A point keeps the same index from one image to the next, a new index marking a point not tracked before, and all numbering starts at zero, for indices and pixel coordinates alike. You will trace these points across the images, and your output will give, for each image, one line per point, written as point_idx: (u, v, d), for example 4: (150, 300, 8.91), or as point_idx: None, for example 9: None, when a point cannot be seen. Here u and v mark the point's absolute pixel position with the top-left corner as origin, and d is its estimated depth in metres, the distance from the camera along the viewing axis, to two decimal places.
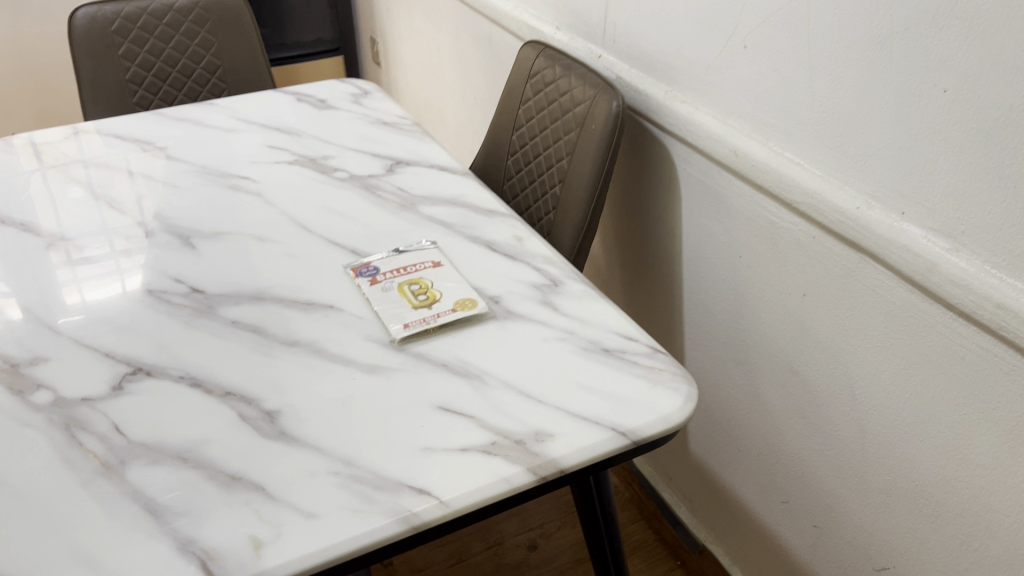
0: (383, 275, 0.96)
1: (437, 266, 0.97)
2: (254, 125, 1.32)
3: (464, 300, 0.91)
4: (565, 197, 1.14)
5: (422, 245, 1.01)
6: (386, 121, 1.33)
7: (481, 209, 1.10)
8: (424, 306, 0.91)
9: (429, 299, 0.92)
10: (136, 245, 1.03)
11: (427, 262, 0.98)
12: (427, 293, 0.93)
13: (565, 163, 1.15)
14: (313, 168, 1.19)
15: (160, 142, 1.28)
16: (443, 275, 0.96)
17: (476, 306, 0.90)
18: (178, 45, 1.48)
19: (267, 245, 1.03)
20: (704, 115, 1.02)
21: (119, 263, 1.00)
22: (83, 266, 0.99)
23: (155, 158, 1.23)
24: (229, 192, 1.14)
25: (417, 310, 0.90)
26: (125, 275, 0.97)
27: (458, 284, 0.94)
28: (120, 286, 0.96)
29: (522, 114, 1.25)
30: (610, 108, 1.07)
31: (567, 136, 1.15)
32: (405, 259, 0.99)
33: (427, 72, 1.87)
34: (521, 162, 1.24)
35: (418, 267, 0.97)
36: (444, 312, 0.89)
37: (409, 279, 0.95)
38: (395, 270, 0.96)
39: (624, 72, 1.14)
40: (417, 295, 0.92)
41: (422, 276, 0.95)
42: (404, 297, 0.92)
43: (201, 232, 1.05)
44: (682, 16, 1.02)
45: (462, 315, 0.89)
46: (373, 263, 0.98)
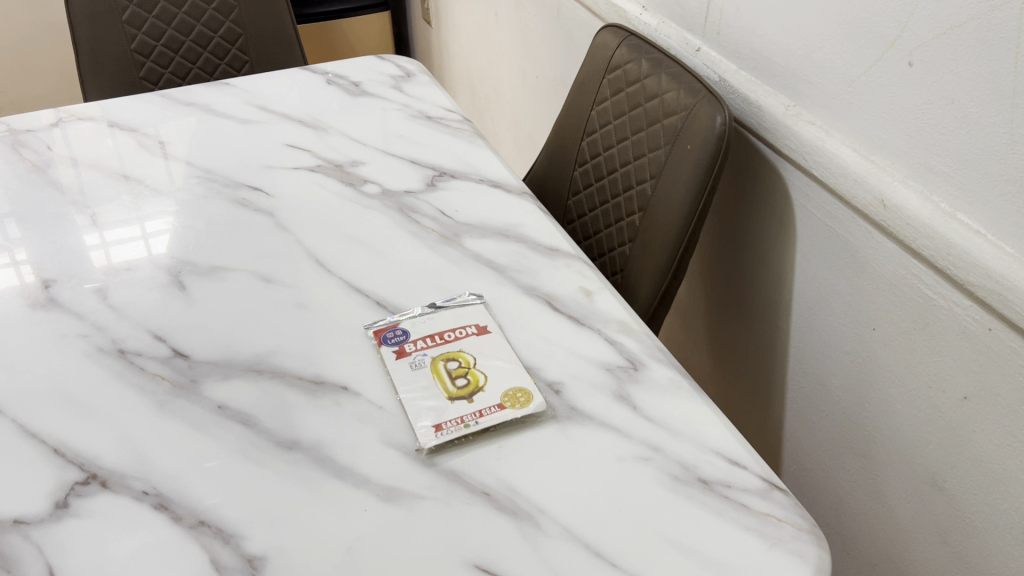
0: (414, 344, 0.75)
1: (482, 334, 0.76)
2: (274, 116, 1.11)
3: (515, 391, 0.70)
4: (646, 229, 0.91)
5: (465, 299, 0.80)
6: (430, 116, 1.10)
7: (542, 246, 0.88)
8: (463, 395, 0.70)
9: (470, 386, 0.71)
10: (163, 207, 0.94)
11: (470, 327, 0.77)
12: (468, 376, 0.72)
13: (648, 187, 0.91)
14: (338, 178, 0.98)
15: (162, 134, 1.08)
16: (491, 348, 0.75)
17: (530, 400, 0.69)
18: (193, 9, 1.27)
19: (272, 289, 0.83)
20: (839, 144, 0.78)
21: (145, 226, 0.91)
22: (108, 229, 0.91)
23: (154, 158, 1.03)
24: (233, 209, 0.94)
25: (453, 400, 0.69)
26: (151, 237, 0.90)
27: (509, 365, 0.73)
28: (145, 250, 0.88)
29: (596, 116, 1.01)
30: (712, 125, 0.83)
31: (652, 153, 0.91)
32: (442, 320, 0.78)
33: (483, 39, 1.63)
34: (591, 176, 1.01)
35: (458, 335, 0.76)
36: (487, 408, 0.68)
37: (446, 353, 0.74)
38: (429, 338, 0.76)
39: (730, 74, 0.90)
40: (455, 378, 0.71)
41: (463, 350, 0.74)
42: (438, 380, 0.71)
43: (195, 267, 0.85)
44: (816, 9, 0.77)
45: (512, 415, 0.68)
46: (402, 325, 0.77)
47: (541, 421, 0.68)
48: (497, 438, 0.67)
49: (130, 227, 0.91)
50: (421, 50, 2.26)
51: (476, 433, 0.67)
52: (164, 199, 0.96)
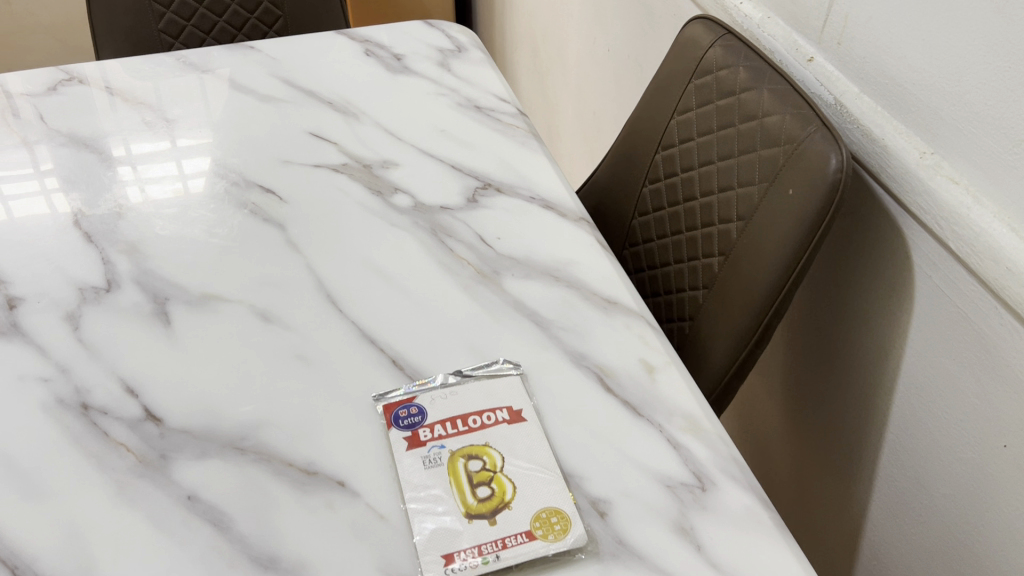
0: (430, 430, 0.61)
1: (514, 422, 0.62)
2: (299, 94, 0.96)
3: (547, 514, 0.56)
4: (726, 279, 0.75)
5: (498, 367, 0.66)
6: (479, 107, 0.95)
7: (597, 296, 0.72)
8: (483, 514, 0.56)
9: (494, 501, 0.57)
10: (200, 140, 0.89)
11: (500, 411, 0.62)
12: (492, 484, 0.58)
13: (733, 230, 0.75)
14: (363, 183, 0.84)
15: (172, 109, 0.94)
16: (523, 444, 0.60)
17: (565, 529, 0.55)
18: None
19: (271, 331, 0.69)
20: (990, 216, 0.60)
21: (180, 163, 0.86)
22: (142, 165, 0.86)
23: (156, 139, 0.89)
24: (239, 216, 0.80)
25: (471, 520, 0.56)
26: (186, 175, 0.85)
27: (544, 472, 0.58)
28: (181, 189, 0.83)
29: (676, 126, 0.84)
30: (824, 170, 0.66)
31: (743, 188, 0.74)
32: (467, 396, 0.63)
33: None
34: (665, 198, 0.85)
35: (486, 422, 0.62)
36: (511, 538, 0.55)
37: (467, 447, 0.60)
38: (449, 424, 0.62)
39: (849, 98, 0.73)
40: (476, 486, 0.58)
41: (490, 444, 0.60)
42: (455, 486, 0.58)
43: (185, 294, 0.72)
44: (980, 42, 0.59)
45: (541, 549, 0.54)
46: (418, 401, 0.63)
47: (578, 557, 0.54)
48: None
49: (165, 163, 0.86)
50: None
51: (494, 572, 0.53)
52: (202, 131, 0.91)
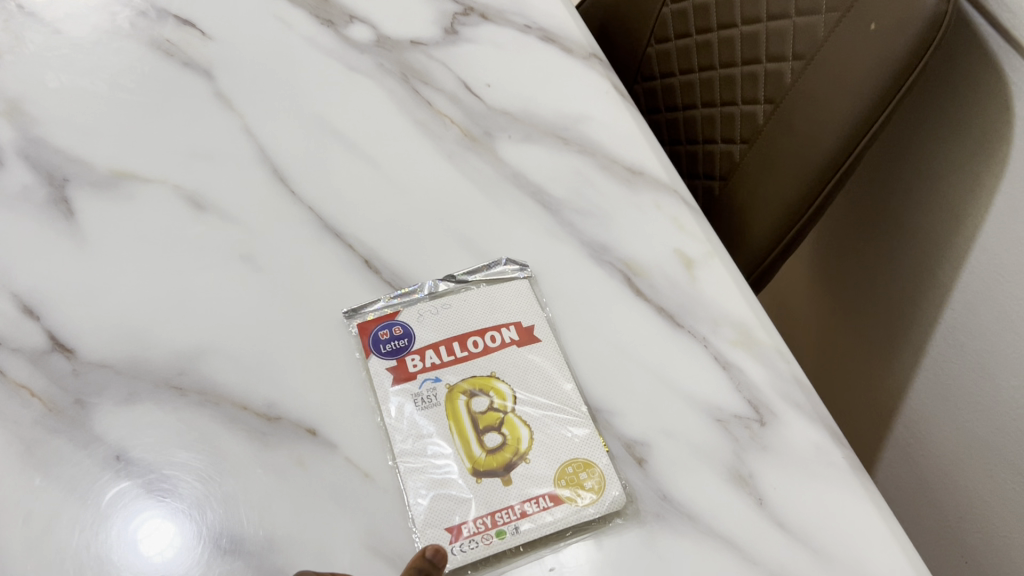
0: (420, 357, 0.48)
1: (526, 344, 0.49)
2: None
3: (574, 469, 0.45)
4: (774, 132, 0.60)
5: (501, 271, 0.52)
6: None
7: (617, 164, 0.58)
8: (495, 471, 0.45)
9: (507, 453, 0.45)
10: None
11: (507, 329, 0.50)
12: (503, 429, 0.46)
13: (787, 70, 0.59)
14: (310, 10, 0.66)
15: None
16: (538, 372, 0.48)
17: (597, 489, 0.44)
18: None
19: (206, 223, 0.54)
20: None
21: None
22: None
23: None
24: (151, 58, 0.62)
25: (480, 480, 0.44)
26: None
27: (568, 412, 0.47)
28: None
29: None
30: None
31: (803, 17, 0.58)
32: (464, 310, 0.50)
33: None
34: (694, 23, 0.68)
35: (489, 345, 0.49)
36: (532, 503, 0.44)
37: (469, 380, 0.48)
38: (443, 349, 0.49)
39: None
40: (483, 433, 0.46)
41: (497, 375, 0.48)
42: (457, 433, 0.46)
43: (88, 171, 0.56)
44: None
45: (570, 516, 0.43)
46: (402, 319, 0.50)
47: (613, 523, 0.44)
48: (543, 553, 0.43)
49: None
50: None
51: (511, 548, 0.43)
52: None
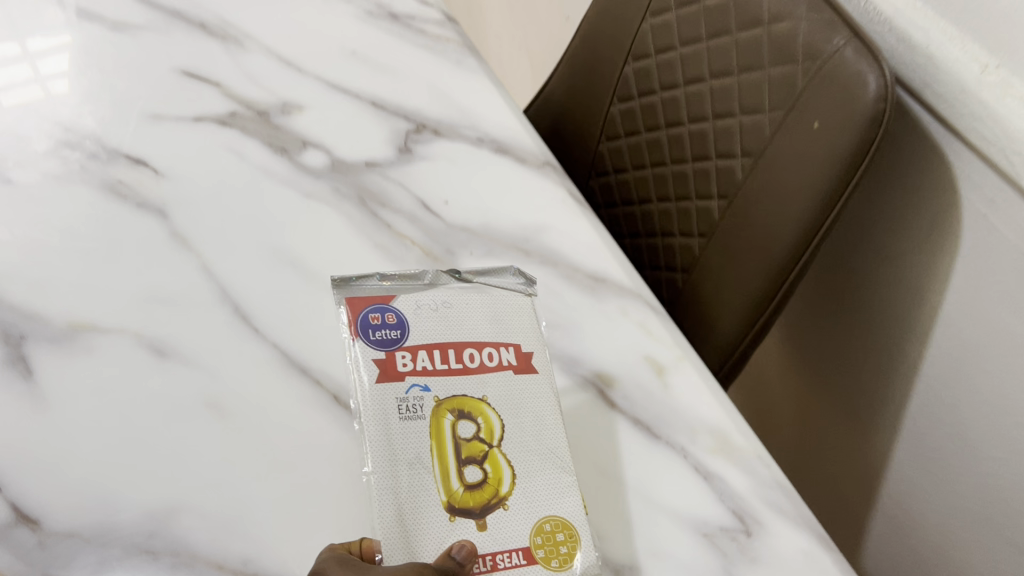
0: (412, 357, 0.44)
1: (523, 371, 0.46)
2: (162, 17, 0.76)
3: (552, 529, 0.41)
4: (729, 230, 0.61)
5: (506, 284, 0.50)
6: (395, 16, 0.78)
7: (580, 272, 0.59)
8: (471, 510, 0.41)
9: (487, 493, 0.42)
10: (57, 38, 0.72)
11: (506, 350, 0.46)
12: (485, 465, 0.42)
13: (737, 168, 0.60)
14: (264, 140, 0.67)
15: None
16: (531, 412, 0.45)
17: (570, 553, 0.41)
18: None
19: (170, 371, 0.53)
20: None
21: (34, 62, 0.70)
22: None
23: None
24: (105, 202, 0.62)
25: (454, 518, 0.40)
26: (45, 76, 0.69)
27: (561, 467, 0.44)
28: (43, 93, 0.68)
29: (652, 31, 0.68)
30: (862, 97, 0.52)
31: (748, 117, 0.59)
32: (465, 312, 0.47)
33: None
34: (645, 121, 0.69)
35: (483, 363, 0.45)
36: (505, 556, 0.40)
37: (457, 400, 0.44)
38: (437, 357, 0.45)
39: None
40: (464, 463, 0.42)
41: (488, 400, 0.44)
42: (438, 459, 0.42)
43: (46, 327, 0.54)
44: None
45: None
46: (396, 306, 0.46)
47: None
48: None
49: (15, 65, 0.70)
50: None
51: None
52: (60, 32, 0.73)
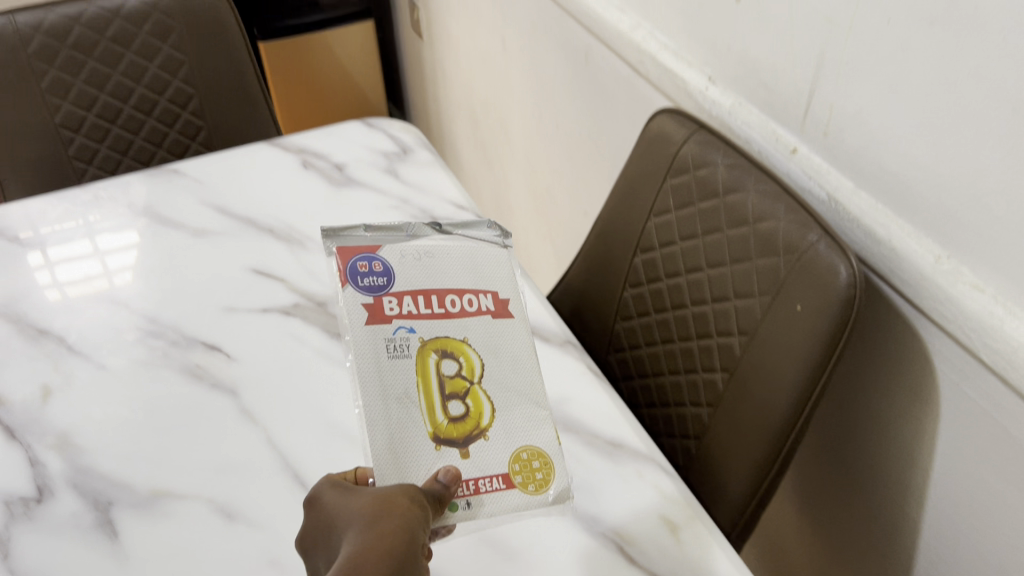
0: (397, 303, 0.60)
1: (499, 316, 0.62)
2: (236, 224, 0.89)
3: (528, 457, 0.56)
4: (732, 400, 0.69)
5: (487, 235, 0.68)
6: (435, 217, 0.90)
7: (599, 439, 0.66)
8: (456, 440, 0.55)
9: (472, 425, 0.57)
10: (123, 240, 0.87)
11: (483, 298, 0.63)
12: (466, 399, 0.57)
13: (735, 346, 0.69)
14: (321, 326, 0.77)
15: (55, 246, 0.86)
16: (508, 354, 0.61)
17: (543, 479, 0.56)
18: (133, 70, 1.07)
19: (237, 532, 0.60)
20: (990, 302, 0.57)
21: (104, 260, 0.84)
22: (61, 266, 0.84)
23: (53, 268, 0.83)
24: (183, 383, 0.71)
25: (440, 446, 0.55)
26: (112, 270, 0.83)
27: (533, 403, 0.59)
28: (109, 284, 0.81)
29: (657, 228, 0.78)
30: (835, 285, 0.60)
31: (741, 301, 0.68)
32: (443, 263, 0.64)
33: (492, 77, 1.46)
34: (654, 304, 0.78)
35: (463, 309, 0.61)
36: (488, 481, 0.55)
37: (441, 339, 0.59)
38: (422, 299, 0.61)
39: (843, 192, 0.68)
40: (449, 399, 0.57)
41: (468, 343, 0.60)
42: (428, 388, 0.57)
43: (131, 493, 0.62)
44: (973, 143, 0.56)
45: (521, 498, 0.55)
46: (382, 256, 0.63)
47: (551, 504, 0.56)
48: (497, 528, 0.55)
49: (88, 263, 0.84)
50: (410, 69, 2.10)
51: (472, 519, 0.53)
52: (125, 234, 0.88)
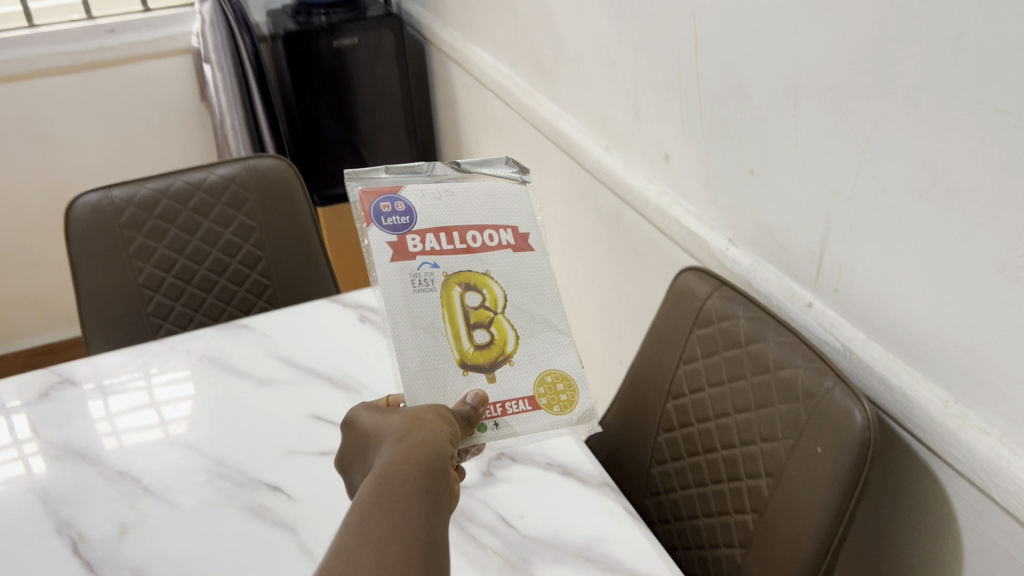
0: (420, 241, 0.67)
1: (520, 249, 0.70)
2: (298, 373, 0.97)
3: (550, 380, 0.66)
4: (763, 539, 0.72)
5: (503, 170, 0.76)
6: None
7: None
8: (482, 366, 0.64)
9: (495, 351, 0.65)
10: (179, 393, 0.94)
11: (502, 233, 0.70)
12: (491, 328, 0.66)
13: (763, 486, 0.73)
14: None
15: (118, 399, 0.94)
16: (531, 284, 0.69)
17: (566, 402, 0.66)
18: (209, 235, 1.20)
19: None
20: (997, 444, 0.61)
21: (160, 412, 0.91)
22: (120, 418, 0.91)
23: (113, 420, 0.91)
24: (247, 521, 0.77)
25: (467, 372, 0.64)
26: (168, 421, 0.90)
27: (555, 331, 0.68)
28: (163, 434, 0.88)
29: (686, 377, 0.84)
30: (851, 427, 0.65)
31: (767, 444, 0.73)
32: (462, 199, 0.70)
33: None
34: (686, 448, 0.83)
35: (482, 244, 0.69)
36: (515, 404, 0.64)
37: (464, 277, 0.66)
38: (442, 236, 0.67)
39: (856, 343, 0.74)
40: (475, 328, 0.65)
41: (489, 276, 0.67)
42: (455, 318, 0.65)
43: None
44: (967, 298, 0.62)
45: (546, 419, 0.64)
46: (403, 196, 0.69)
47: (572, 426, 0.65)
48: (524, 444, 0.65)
49: (146, 415, 0.91)
50: None
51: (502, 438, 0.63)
52: (181, 387, 0.95)
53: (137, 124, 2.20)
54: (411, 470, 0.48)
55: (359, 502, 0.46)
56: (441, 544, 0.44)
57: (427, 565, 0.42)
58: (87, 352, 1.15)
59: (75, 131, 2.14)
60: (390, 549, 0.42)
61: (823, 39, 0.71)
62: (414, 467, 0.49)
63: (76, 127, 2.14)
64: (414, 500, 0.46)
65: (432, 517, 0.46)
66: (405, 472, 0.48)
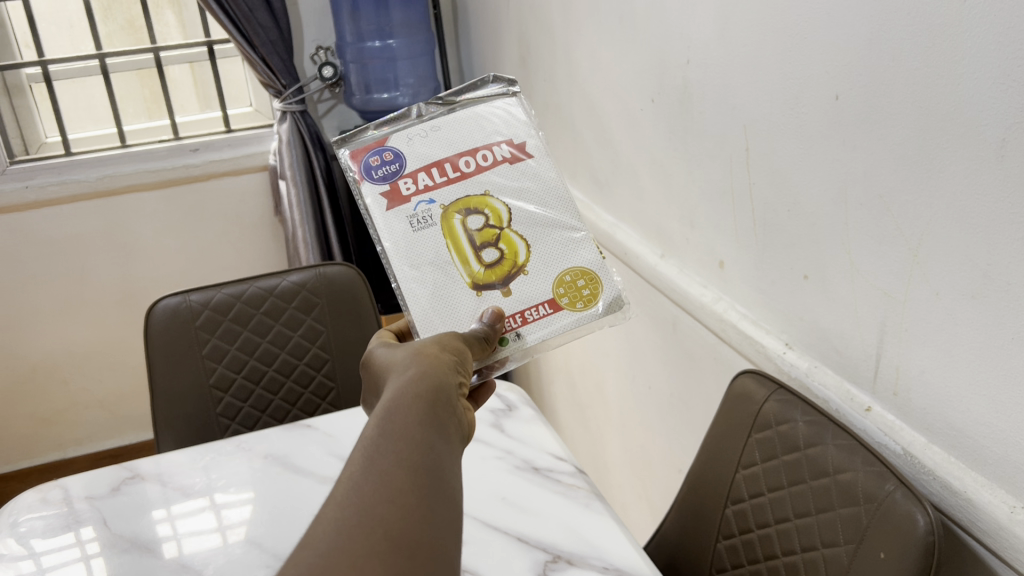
0: (413, 181, 0.76)
1: (515, 161, 0.78)
2: None
3: (570, 278, 0.77)
4: None
5: (491, 89, 0.81)
6: (536, 467, 0.98)
7: None
8: (497, 283, 0.76)
9: (509, 264, 0.76)
10: (239, 496, 0.96)
11: (496, 148, 0.78)
12: (498, 244, 0.76)
13: None
14: None
15: (180, 500, 0.96)
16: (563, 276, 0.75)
17: (585, 294, 0.77)
18: (279, 338, 1.25)
19: None
20: None
21: (220, 516, 0.92)
22: (180, 521, 0.92)
23: (174, 522, 0.92)
24: None
25: (481, 292, 0.75)
26: (226, 526, 0.90)
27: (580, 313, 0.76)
28: (220, 540, 0.88)
29: (745, 482, 0.84)
30: (913, 530, 0.64)
31: (828, 549, 0.72)
32: (446, 132, 0.78)
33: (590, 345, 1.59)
34: (746, 555, 0.82)
35: (475, 165, 0.77)
36: (534, 310, 0.76)
37: (461, 203, 0.76)
38: (431, 170, 0.77)
39: (918, 447, 0.73)
40: (482, 248, 0.76)
41: (488, 195, 0.77)
42: (460, 244, 0.76)
43: None
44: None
45: (571, 316, 0.77)
46: (391, 144, 0.78)
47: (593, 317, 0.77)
48: (555, 341, 0.77)
49: (205, 518, 0.92)
50: None
51: (530, 345, 0.75)
52: (241, 492, 0.96)
53: (215, 236, 2.32)
54: (416, 403, 0.51)
55: (367, 429, 0.49)
56: (446, 468, 0.47)
57: (431, 485, 0.45)
58: (158, 448, 1.20)
59: (156, 242, 2.26)
60: (395, 472, 0.44)
61: (869, 147, 0.74)
62: (419, 401, 0.51)
63: (158, 238, 2.26)
64: (409, 413, 0.50)
65: (437, 446, 0.48)
66: (409, 403, 0.51)
